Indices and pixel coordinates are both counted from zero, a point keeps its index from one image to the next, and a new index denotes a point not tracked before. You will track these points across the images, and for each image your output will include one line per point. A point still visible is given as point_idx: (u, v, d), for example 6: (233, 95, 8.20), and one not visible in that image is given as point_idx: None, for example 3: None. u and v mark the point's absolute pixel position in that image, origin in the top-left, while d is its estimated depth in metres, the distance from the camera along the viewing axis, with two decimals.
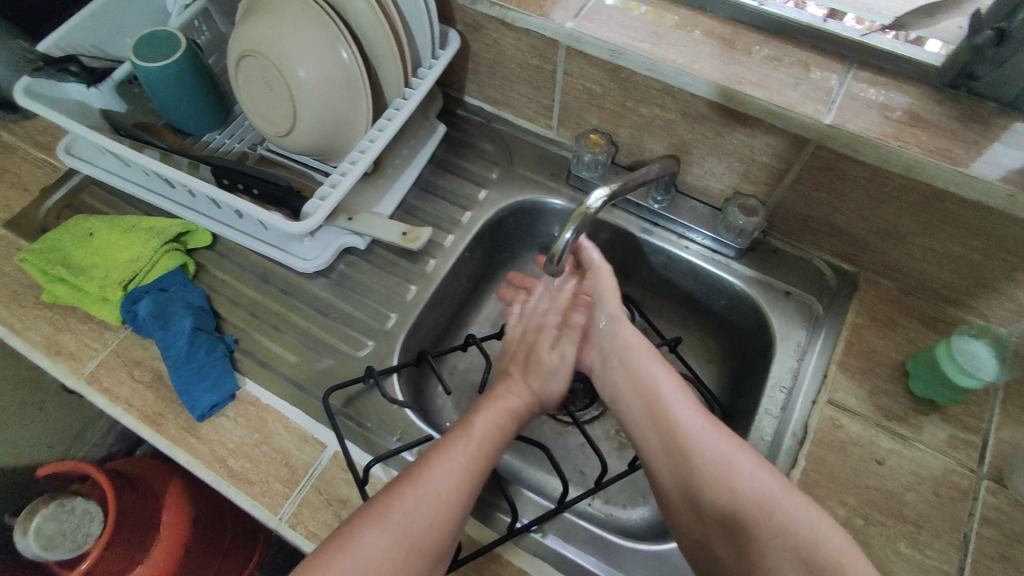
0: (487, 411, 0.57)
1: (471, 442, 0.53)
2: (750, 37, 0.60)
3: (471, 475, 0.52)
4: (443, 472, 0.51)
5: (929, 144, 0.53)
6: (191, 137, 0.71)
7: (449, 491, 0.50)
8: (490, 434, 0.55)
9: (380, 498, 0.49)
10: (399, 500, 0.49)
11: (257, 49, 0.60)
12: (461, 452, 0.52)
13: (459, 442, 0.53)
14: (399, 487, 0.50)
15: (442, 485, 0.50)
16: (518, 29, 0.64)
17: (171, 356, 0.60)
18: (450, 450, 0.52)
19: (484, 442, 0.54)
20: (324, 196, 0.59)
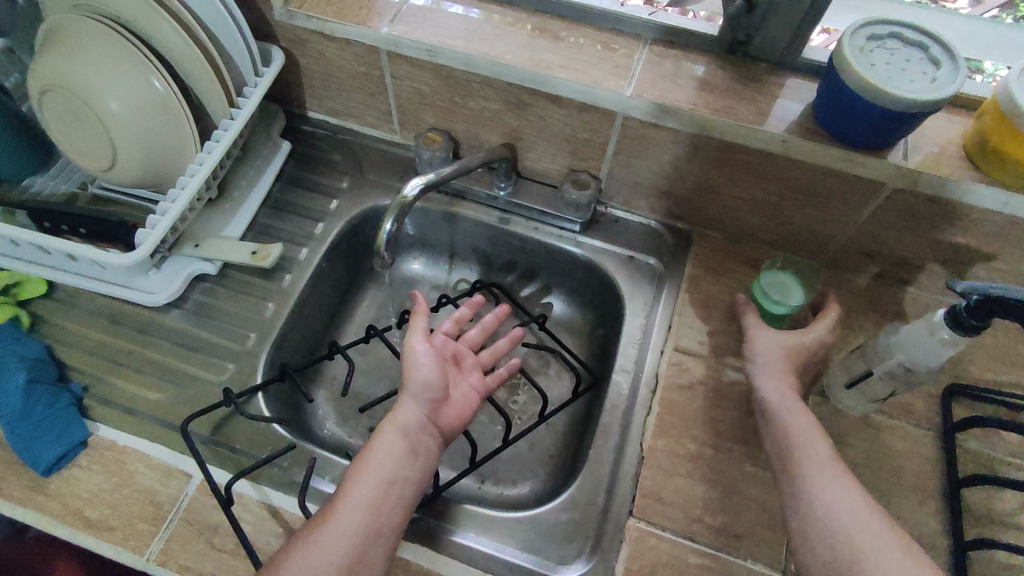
0: (358, 469, 0.50)
1: (371, 480, 0.49)
2: (555, 26, 0.65)
3: (369, 525, 0.47)
4: (336, 529, 0.46)
5: (715, 104, 0.59)
6: (9, 184, 0.67)
7: (346, 550, 0.46)
8: (388, 472, 0.50)
9: (271, 565, 0.45)
10: (292, 567, 0.44)
11: (57, 83, 0.58)
12: (357, 502, 0.48)
13: (353, 492, 0.49)
14: (289, 552, 0.45)
15: (335, 547, 0.45)
16: (338, 40, 0.66)
17: (6, 415, 0.56)
18: (346, 503, 0.48)
19: (380, 486, 0.49)
20: (154, 225, 0.59)
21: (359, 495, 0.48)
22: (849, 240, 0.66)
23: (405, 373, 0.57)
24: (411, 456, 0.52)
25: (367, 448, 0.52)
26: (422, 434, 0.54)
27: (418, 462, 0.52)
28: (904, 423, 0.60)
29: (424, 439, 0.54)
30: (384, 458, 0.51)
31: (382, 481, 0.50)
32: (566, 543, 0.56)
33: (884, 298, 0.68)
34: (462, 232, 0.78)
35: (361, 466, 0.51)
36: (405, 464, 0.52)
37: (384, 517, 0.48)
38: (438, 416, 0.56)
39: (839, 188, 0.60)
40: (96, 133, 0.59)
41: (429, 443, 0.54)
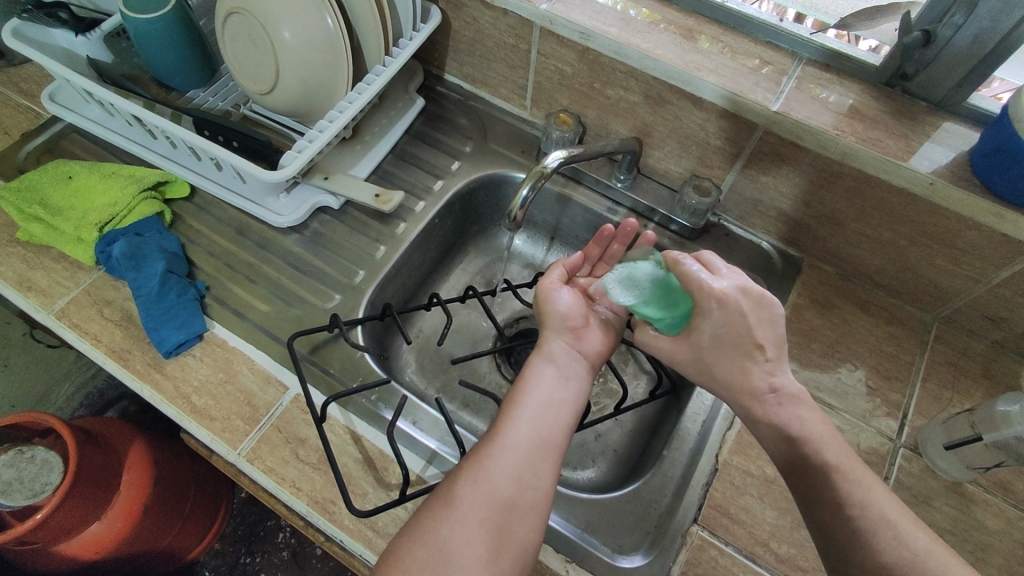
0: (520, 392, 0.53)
1: (530, 400, 0.52)
2: (710, 30, 0.65)
3: (535, 441, 0.50)
4: (507, 445, 0.49)
5: (864, 134, 0.57)
6: (175, 92, 0.73)
7: (519, 462, 0.48)
8: (544, 394, 0.53)
9: (449, 481, 0.47)
10: (472, 479, 0.46)
11: (242, 7, 0.64)
12: (522, 423, 0.50)
13: (517, 415, 0.51)
14: (465, 469, 0.47)
15: (508, 460, 0.48)
16: (496, 9, 0.68)
17: (142, 295, 0.62)
18: (514, 422, 0.50)
19: (539, 407, 0.52)
20: (301, 150, 0.63)
21: (523, 416, 0.51)
22: (973, 300, 0.63)
23: (544, 312, 0.59)
24: (564, 384, 0.55)
25: (522, 377, 0.54)
26: (570, 365, 0.56)
27: (570, 387, 0.55)
28: (998, 500, 0.57)
29: (574, 369, 0.56)
30: (540, 383, 0.53)
31: (542, 404, 0.52)
32: (625, 534, 0.56)
33: (999, 368, 0.64)
34: (569, 215, 0.79)
35: (518, 389, 0.53)
36: (560, 388, 0.54)
37: (549, 434, 0.50)
38: (583, 345, 0.58)
39: (977, 243, 0.57)
40: (265, 56, 0.64)
41: (579, 371, 0.56)
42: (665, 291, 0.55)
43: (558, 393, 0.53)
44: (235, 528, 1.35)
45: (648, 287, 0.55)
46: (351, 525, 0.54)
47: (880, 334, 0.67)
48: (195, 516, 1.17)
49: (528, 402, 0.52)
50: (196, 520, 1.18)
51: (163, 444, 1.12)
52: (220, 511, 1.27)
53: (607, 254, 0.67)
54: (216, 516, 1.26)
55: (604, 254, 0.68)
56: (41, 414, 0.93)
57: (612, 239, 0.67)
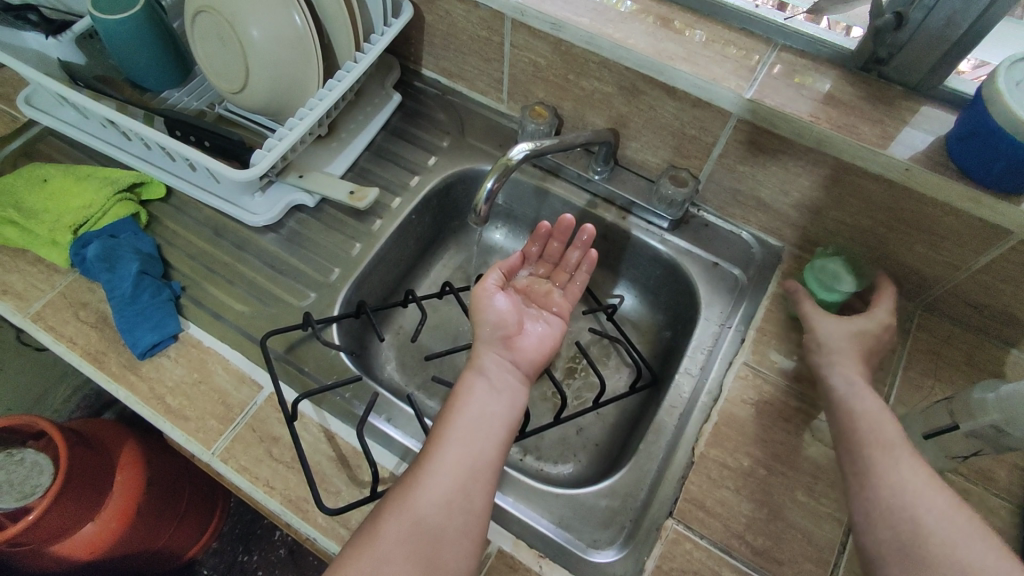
0: (453, 411, 0.53)
1: (463, 419, 0.52)
2: (684, 18, 0.64)
3: (467, 463, 0.49)
4: (435, 470, 0.48)
5: (838, 120, 0.56)
6: (149, 93, 0.73)
7: (448, 487, 0.47)
8: (477, 412, 0.52)
9: (376, 514, 0.47)
10: (399, 509, 0.46)
11: (210, 6, 0.63)
12: (454, 444, 0.50)
13: (449, 435, 0.50)
14: (392, 499, 0.47)
15: (437, 485, 0.47)
16: (467, 2, 0.67)
17: (116, 297, 0.62)
18: (445, 445, 0.50)
19: (472, 426, 0.51)
20: (271, 148, 0.62)
21: (455, 437, 0.50)
22: (955, 287, 0.62)
23: (477, 319, 0.59)
24: (499, 398, 0.54)
25: (455, 395, 0.54)
26: (505, 380, 0.56)
27: (505, 403, 0.54)
28: (980, 489, 0.56)
29: (509, 383, 0.56)
30: (472, 400, 0.53)
31: (474, 424, 0.52)
32: (600, 529, 0.56)
33: (982, 355, 0.63)
34: (548, 209, 0.78)
35: (450, 407, 0.53)
36: (494, 403, 0.54)
37: (482, 454, 0.50)
38: (517, 353, 0.58)
39: (955, 229, 0.56)
40: (234, 55, 0.64)
41: (514, 384, 0.56)
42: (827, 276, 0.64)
43: (492, 410, 0.53)
44: (233, 527, 1.36)
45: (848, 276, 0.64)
46: (324, 523, 0.54)
47: None
48: (190, 516, 1.17)
49: (461, 422, 0.52)
50: (192, 521, 1.19)
51: (158, 445, 1.13)
52: (217, 512, 1.28)
53: (545, 252, 0.69)
54: (213, 516, 1.27)
55: (543, 252, 0.70)
56: (32, 417, 0.94)
57: (551, 237, 0.68)
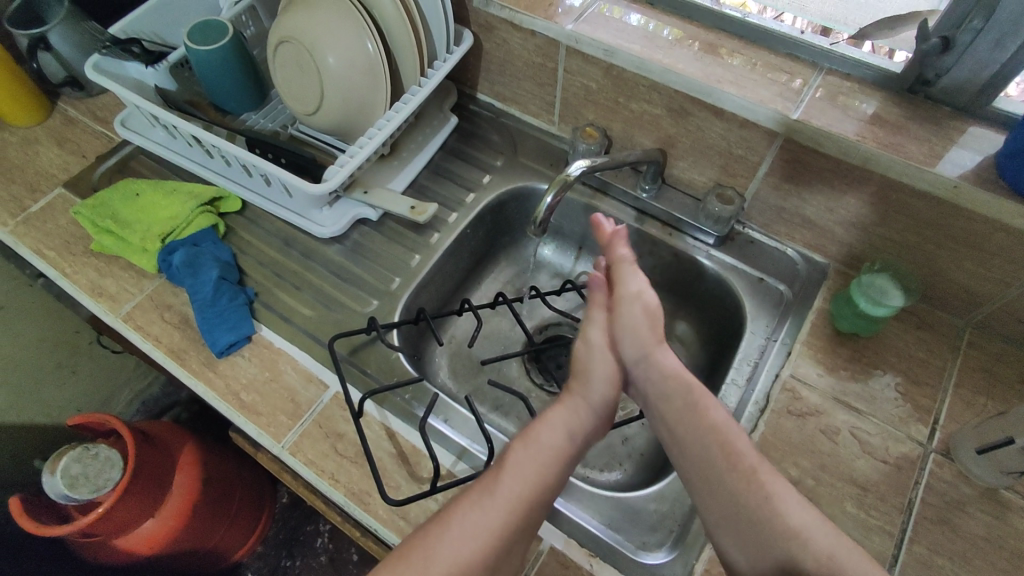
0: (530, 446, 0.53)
1: (531, 457, 0.53)
2: (729, 43, 0.67)
3: (524, 507, 0.51)
4: (475, 515, 0.49)
5: (884, 139, 0.58)
6: (230, 115, 0.80)
7: (496, 530, 0.49)
8: (544, 454, 0.53)
9: (426, 534, 0.49)
10: (435, 549, 0.47)
11: (292, 36, 0.70)
12: (514, 481, 0.51)
13: (510, 472, 0.52)
14: (444, 522, 0.49)
15: (488, 523, 0.49)
16: (524, 31, 0.72)
17: (198, 300, 0.67)
18: (505, 484, 0.51)
19: (536, 464, 0.53)
20: (342, 164, 0.67)
21: (519, 474, 0.52)
22: (1006, 304, 0.62)
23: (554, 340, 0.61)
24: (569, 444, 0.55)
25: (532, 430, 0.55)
26: (574, 424, 0.56)
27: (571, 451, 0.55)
28: None
29: (579, 426, 0.56)
30: (541, 439, 0.54)
31: (541, 467, 0.53)
32: (649, 532, 0.57)
33: None
34: None
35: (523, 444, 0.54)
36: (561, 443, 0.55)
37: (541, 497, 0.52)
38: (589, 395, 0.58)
39: (1007, 247, 0.57)
40: (311, 80, 0.70)
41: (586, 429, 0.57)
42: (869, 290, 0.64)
43: (558, 455, 0.54)
44: (278, 532, 1.40)
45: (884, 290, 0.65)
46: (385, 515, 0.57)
47: (909, 339, 0.66)
48: (240, 518, 1.22)
49: (531, 461, 0.53)
50: (242, 522, 1.24)
51: (215, 449, 1.18)
52: (264, 516, 1.33)
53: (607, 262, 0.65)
54: (260, 520, 1.31)
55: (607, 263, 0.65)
56: (105, 415, 1.00)
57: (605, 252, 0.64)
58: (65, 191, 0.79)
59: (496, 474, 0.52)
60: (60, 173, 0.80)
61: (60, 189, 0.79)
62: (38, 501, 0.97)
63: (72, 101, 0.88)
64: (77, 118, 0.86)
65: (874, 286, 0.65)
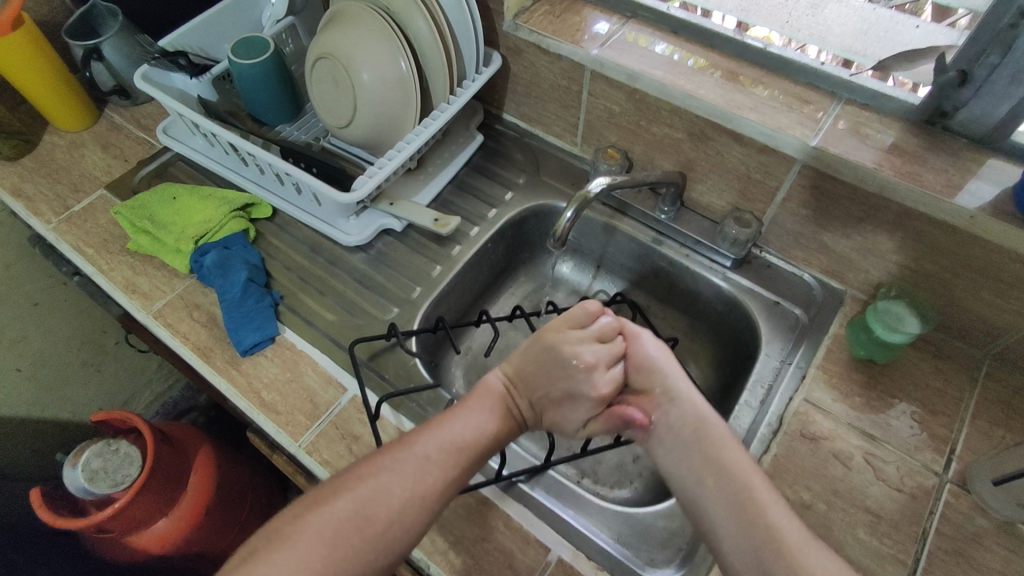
0: (475, 410, 0.56)
1: (445, 435, 0.53)
2: (750, 72, 0.69)
3: (440, 466, 0.51)
4: (418, 456, 0.51)
5: (901, 168, 0.59)
6: (267, 126, 0.84)
7: (430, 470, 0.50)
8: (458, 436, 0.53)
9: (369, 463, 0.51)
10: (368, 477, 0.49)
11: (329, 53, 0.73)
12: (452, 433, 0.53)
13: (452, 426, 0.54)
14: (385, 458, 0.51)
15: (424, 466, 0.50)
16: (551, 55, 0.75)
17: (227, 300, 0.69)
18: (445, 435, 0.53)
19: (445, 443, 0.52)
20: (371, 175, 0.70)
21: (426, 449, 0.51)
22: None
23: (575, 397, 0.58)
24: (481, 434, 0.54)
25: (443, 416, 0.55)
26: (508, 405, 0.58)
27: (488, 444, 0.54)
28: None
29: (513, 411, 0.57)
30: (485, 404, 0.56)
31: (445, 446, 0.52)
32: (657, 548, 0.57)
33: None
34: (615, 244, 0.83)
35: (445, 421, 0.54)
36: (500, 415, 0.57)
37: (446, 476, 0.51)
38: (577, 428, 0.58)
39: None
40: (345, 94, 0.73)
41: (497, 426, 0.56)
42: (880, 311, 0.65)
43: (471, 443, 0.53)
44: None
45: (895, 310, 0.65)
46: None
47: (925, 368, 0.66)
48: (249, 525, 1.23)
49: (476, 423, 0.55)
50: (251, 529, 1.25)
51: (228, 454, 1.20)
52: None
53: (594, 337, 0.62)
54: None
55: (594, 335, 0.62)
56: (126, 412, 1.03)
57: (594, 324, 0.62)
58: (106, 193, 0.82)
59: (439, 422, 0.55)
60: (103, 176, 0.84)
61: (102, 191, 0.83)
62: (56, 494, 0.99)
63: (118, 109, 0.92)
64: (123, 125, 0.91)
65: (886, 305, 0.65)
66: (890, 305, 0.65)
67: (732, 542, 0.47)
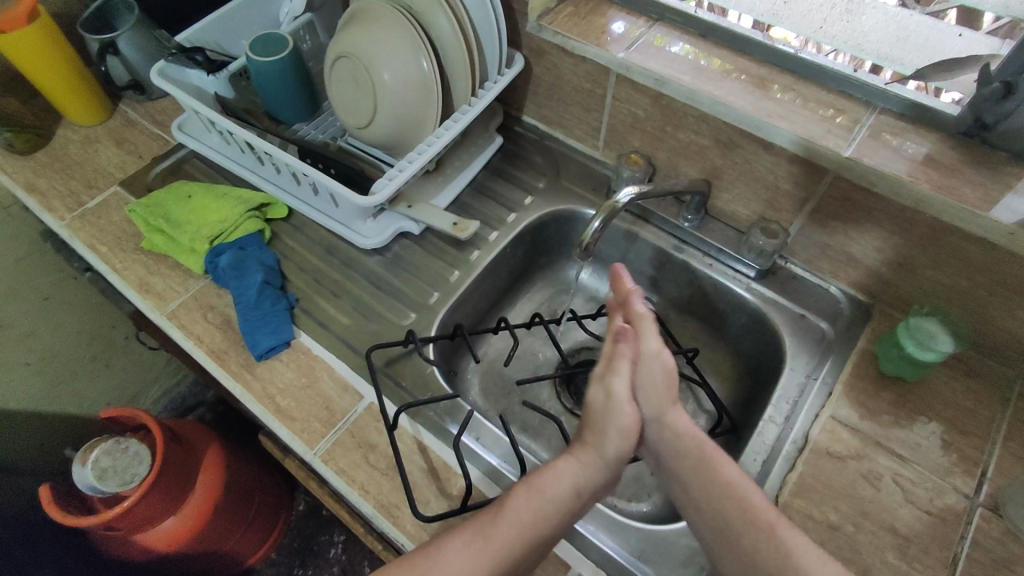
0: (554, 477, 0.52)
1: (530, 502, 0.50)
2: (781, 79, 0.67)
3: (489, 566, 0.47)
4: (459, 554, 0.47)
5: (938, 181, 0.57)
6: (283, 124, 0.82)
7: (489, 565, 0.47)
8: (548, 506, 0.50)
9: (425, 551, 0.48)
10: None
11: (350, 51, 0.72)
12: (515, 522, 0.49)
13: (509, 514, 0.49)
14: (426, 557, 0.47)
15: (473, 563, 0.47)
16: (576, 57, 0.73)
17: (242, 303, 0.68)
18: (502, 527, 0.49)
19: (536, 507, 0.50)
20: (391, 178, 0.69)
21: (513, 523, 0.49)
22: None
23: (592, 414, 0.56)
24: (579, 490, 0.52)
25: (530, 480, 0.51)
26: (584, 480, 0.52)
27: (560, 524, 0.50)
28: None
29: (589, 483, 0.52)
30: (561, 472, 0.52)
31: (535, 513, 0.49)
32: (680, 567, 0.56)
33: None
34: (635, 251, 0.82)
35: (516, 500, 0.50)
36: (582, 484, 0.52)
37: (541, 540, 0.50)
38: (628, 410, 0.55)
39: None
40: (366, 94, 0.72)
41: (596, 488, 0.53)
42: (914, 328, 0.62)
43: (562, 509, 0.51)
44: (292, 540, 1.40)
45: (929, 327, 0.63)
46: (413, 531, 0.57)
47: (956, 387, 0.64)
48: (256, 524, 1.23)
49: (558, 491, 0.51)
50: (258, 528, 1.24)
51: (235, 452, 1.19)
52: (279, 523, 1.33)
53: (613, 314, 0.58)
54: (275, 528, 1.32)
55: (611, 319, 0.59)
56: (136, 409, 1.02)
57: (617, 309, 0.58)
58: (120, 190, 0.81)
59: (523, 488, 0.51)
60: (117, 173, 0.83)
61: (116, 188, 0.82)
62: (64, 490, 0.99)
63: (133, 104, 0.91)
64: (137, 121, 0.89)
65: (919, 320, 0.63)
66: (923, 321, 0.63)
67: (705, 520, 0.50)
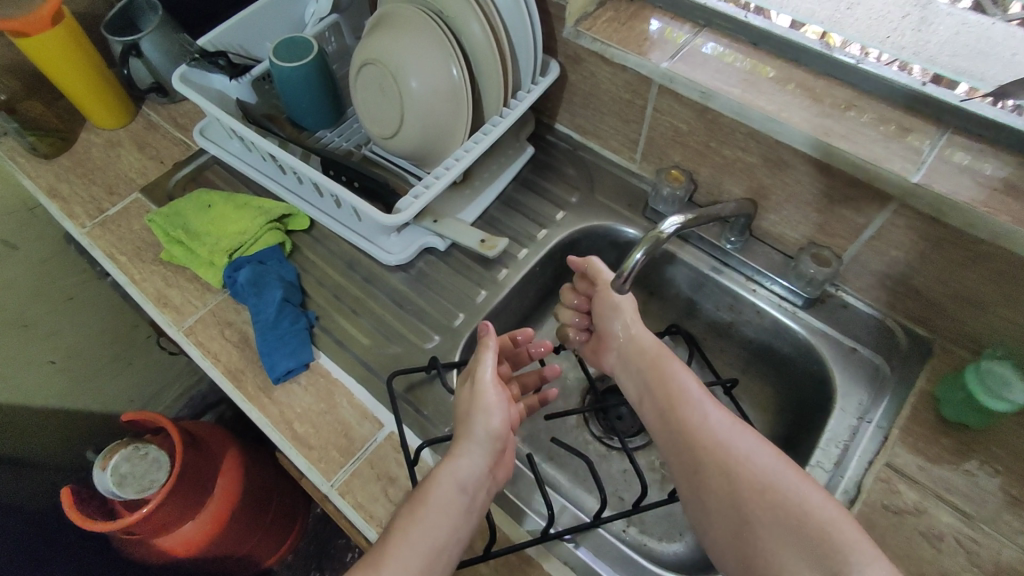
0: (437, 482, 0.51)
1: (418, 533, 0.48)
2: (841, 93, 0.61)
3: None
4: None
5: (1020, 214, 0.51)
6: (307, 131, 0.79)
7: None
8: (432, 515, 0.49)
9: None
10: None
11: (376, 58, 0.68)
12: (416, 542, 0.48)
13: (404, 541, 0.48)
14: None
15: None
16: (615, 65, 0.68)
17: (261, 322, 0.66)
18: (398, 551, 0.48)
19: (429, 526, 0.49)
20: (417, 195, 0.65)
21: (404, 560, 0.47)
22: None
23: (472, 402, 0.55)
24: (462, 492, 0.51)
25: (414, 508, 0.50)
26: (463, 476, 0.51)
27: (456, 522, 0.50)
28: None
29: (469, 479, 0.51)
30: (446, 473, 0.51)
31: (426, 527, 0.49)
32: None
33: None
34: (672, 272, 0.77)
35: (403, 522, 0.49)
36: (470, 483, 0.51)
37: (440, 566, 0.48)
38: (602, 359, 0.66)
39: None
40: (392, 104, 0.68)
41: (479, 475, 0.52)
42: (985, 372, 0.57)
43: (448, 512, 0.49)
44: (309, 543, 1.39)
45: (1004, 372, 0.57)
46: None
47: None
48: (273, 529, 1.22)
49: (442, 496, 0.50)
50: (275, 533, 1.23)
51: (254, 456, 1.18)
52: (296, 527, 1.32)
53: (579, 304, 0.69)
54: (292, 531, 1.31)
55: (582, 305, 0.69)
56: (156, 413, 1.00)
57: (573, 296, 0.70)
58: (141, 197, 0.79)
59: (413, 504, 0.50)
60: (138, 179, 0.81)
61: (137, 195, 0.80)
62: (85, 492, 0.99)
63: (155, 107, 0.89)
64: (159, 124, 0.87)
65: (995, 364, 0.57)
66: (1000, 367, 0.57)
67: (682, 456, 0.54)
